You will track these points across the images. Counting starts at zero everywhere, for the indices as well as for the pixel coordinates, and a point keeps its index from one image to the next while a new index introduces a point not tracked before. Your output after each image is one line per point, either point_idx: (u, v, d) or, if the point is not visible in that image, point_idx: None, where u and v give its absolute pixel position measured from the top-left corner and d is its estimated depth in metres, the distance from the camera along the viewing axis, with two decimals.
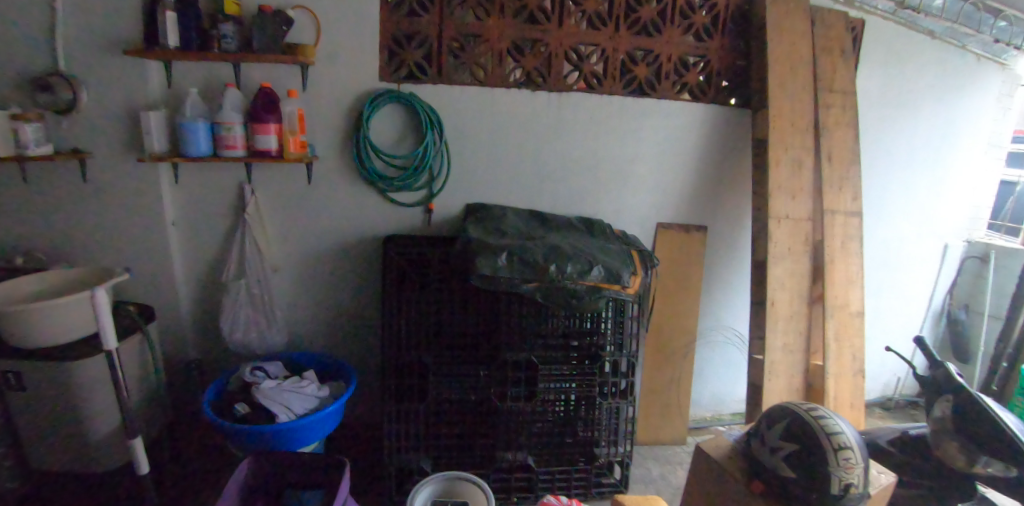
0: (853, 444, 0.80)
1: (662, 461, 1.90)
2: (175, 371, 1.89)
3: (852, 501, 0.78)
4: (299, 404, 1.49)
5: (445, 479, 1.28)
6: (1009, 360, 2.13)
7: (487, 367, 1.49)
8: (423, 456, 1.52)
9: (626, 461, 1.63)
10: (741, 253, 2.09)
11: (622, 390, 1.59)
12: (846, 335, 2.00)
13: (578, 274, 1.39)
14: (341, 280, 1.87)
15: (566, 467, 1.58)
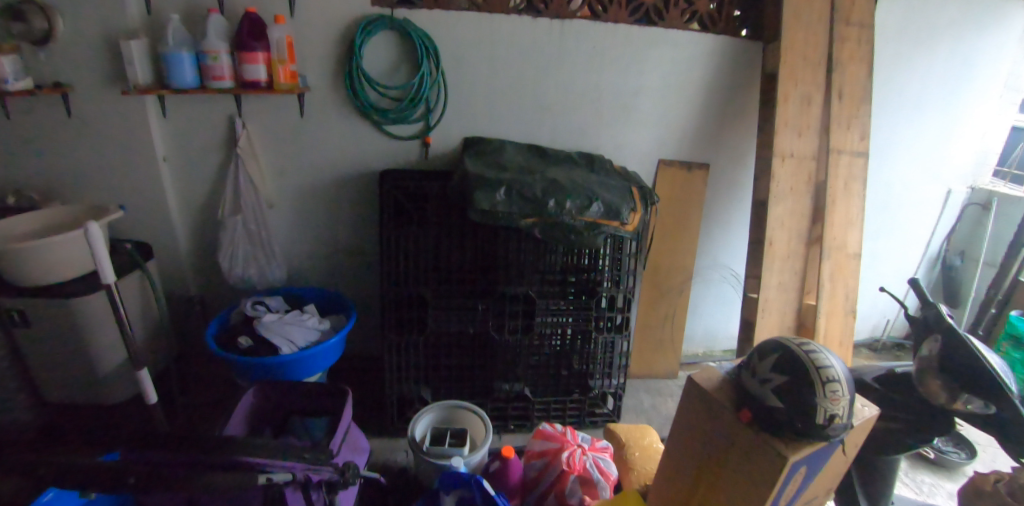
0: (840, 378, 0.82)
1: (654, 393, 1.97)
2: (178, 306, 1.91)
3: (836, 431, 0.81)
4: (302, 337, 1.53)
5: (445, 407, 1.33)
6: (997, 307, 2.15)
7: (486, 300, 1.51)
8: (423, 385, 1.57)
9: (619, 393, 1.68)
10: (743, 193, 2.06)
11: (617, 325, 1.61)
12: (841, 276, 2.02)
13: (578, 209, 1.38)
14: (338, 217, 1.86)
15: (561, 397, 1.64)
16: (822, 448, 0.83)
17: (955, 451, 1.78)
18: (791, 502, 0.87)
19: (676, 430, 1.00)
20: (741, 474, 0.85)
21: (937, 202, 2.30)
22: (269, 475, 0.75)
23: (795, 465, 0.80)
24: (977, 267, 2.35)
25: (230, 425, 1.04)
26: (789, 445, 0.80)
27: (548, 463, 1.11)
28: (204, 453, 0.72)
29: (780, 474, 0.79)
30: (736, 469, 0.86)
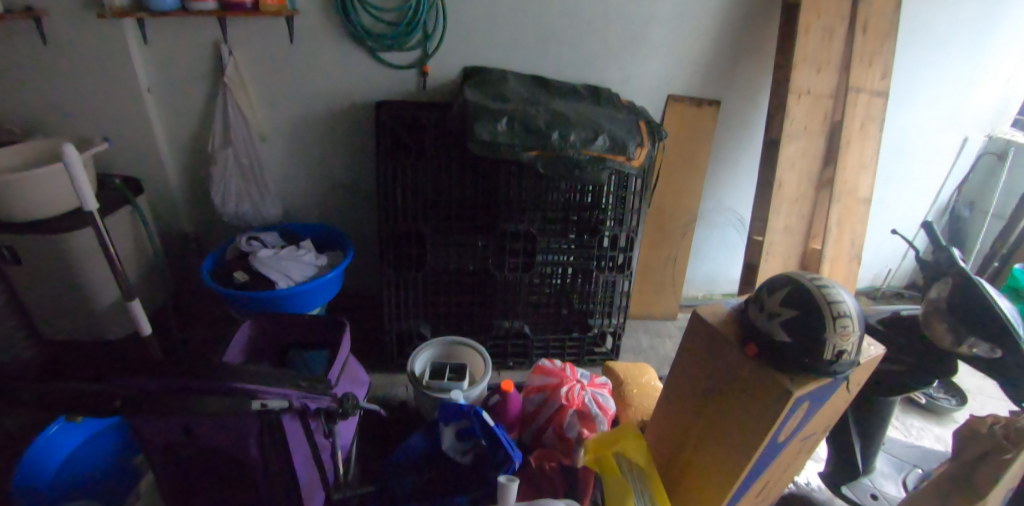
0: (851, 314, 0.79)
1: (654, 333, 1.98)
2: (173, 244, 1.88)
3: (842, 366, 0.79)
4: (298, 272, 1.51)
5: (444, 343, 1.32)
6: (1000, 261, 2.14)
7: (486, 238, 1.47)
8: (422, 322, 1.57)
9: (619, 332, 1.67)
10: (754, 132, 1.96)
11: (619, 265, 1.58)
12: (849, 221, 1.97)
13: (582, 143, 1.31)
14: (332, 152, 1.78)
15: (560, 335, 1.64)
16: (826, 384, 0.81)
17: (946, 399, 1.81)
18: (791, 437, 0.87)
19: (678, 365, 0.99)
20: (743, 408, 0.84)
21: (952, 151, 2.20)
22: (262, 400, 0.69)
23: (799, 400, 0.79)
24: (985, 218, 2.29)
25: (230, 353, 1.02)
26: (793, 380, 0.78)
27: (547, 397, 1.11)
28: (192, 380, 0.66)
29: (782, 408, 0.77)
30: (737, 405, 0.85)
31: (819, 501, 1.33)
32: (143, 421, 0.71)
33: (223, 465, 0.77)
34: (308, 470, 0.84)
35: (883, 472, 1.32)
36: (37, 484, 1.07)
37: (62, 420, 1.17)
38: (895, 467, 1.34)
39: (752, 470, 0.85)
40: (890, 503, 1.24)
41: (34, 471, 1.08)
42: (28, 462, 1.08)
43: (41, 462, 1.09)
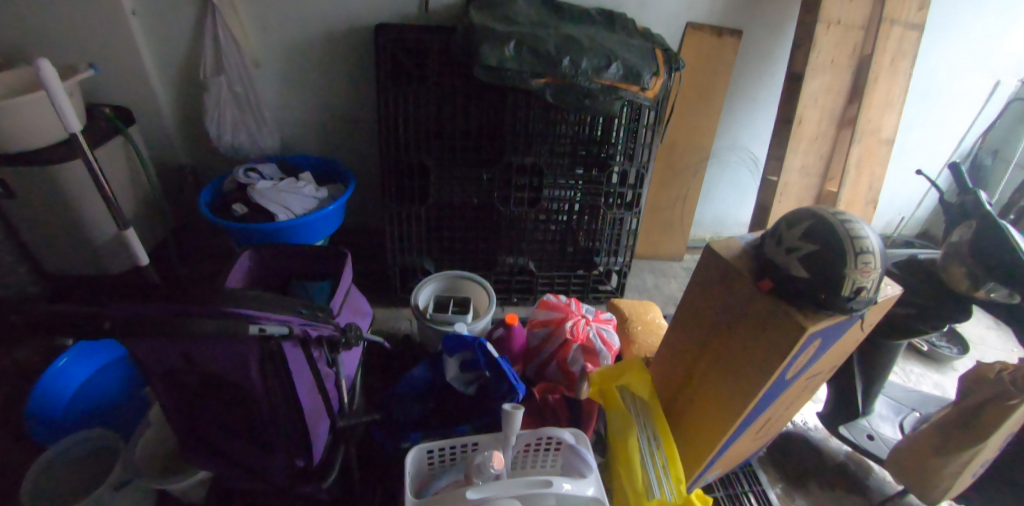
0: (874, 249, 0.75)
1: (658, 273, 1.97)
2: (169, 178, 1.82)
3: (858, 304, 0.77)
4: (298, 204, 1.47)
5: (448, 277, 1.31)
6: (1016, 214, 2.07)
7: (491, 171, 1.42)
8: (425, 257, 1.54)
9: (624, 271, 1.65)
10: (777, 66, 1.83)
11: (627, 202, 1.53)
12: (868, 163, 1.89)
13: (595, 69, 1.22)
14: (329, 81, 1.69)
15: (565, 272, 1.63)
16: (841, 322, 0.79)
17: (948, 346, 1.81)
18: (798, 373, 0.85)
19: (688, 301, 0.97)
20: (752, 344, 0.82)
21: (982, 95, 2.04)
22: (260, 325, 0.66)
23: (811, 337, 0.77)
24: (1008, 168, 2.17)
25: (231, 278, 0.98)
26: (808, 317, 0.75)
27: (552, 331, 1.11)
28: (186, 305, 0.64)
29: (794, 344, 0.75)
30: (745, 342, 0.83)
31: (815, 439, 1.36)
32: (142, 346, 0.70)
33: (227, 392, 0.77)
34: (312, 399, 0.83)
35: (882, 414, 1.34)
36: (50, 415, 1.16)
37: (72, 353, 1.22)
38: (893, 410, 1.36)
39: (757, 405, 0.85)
40: (886, 444, 1.26)
41: (47, 404, 1.16)
42: (40, 396, 1.15)
43: (53, 395, 1.17)
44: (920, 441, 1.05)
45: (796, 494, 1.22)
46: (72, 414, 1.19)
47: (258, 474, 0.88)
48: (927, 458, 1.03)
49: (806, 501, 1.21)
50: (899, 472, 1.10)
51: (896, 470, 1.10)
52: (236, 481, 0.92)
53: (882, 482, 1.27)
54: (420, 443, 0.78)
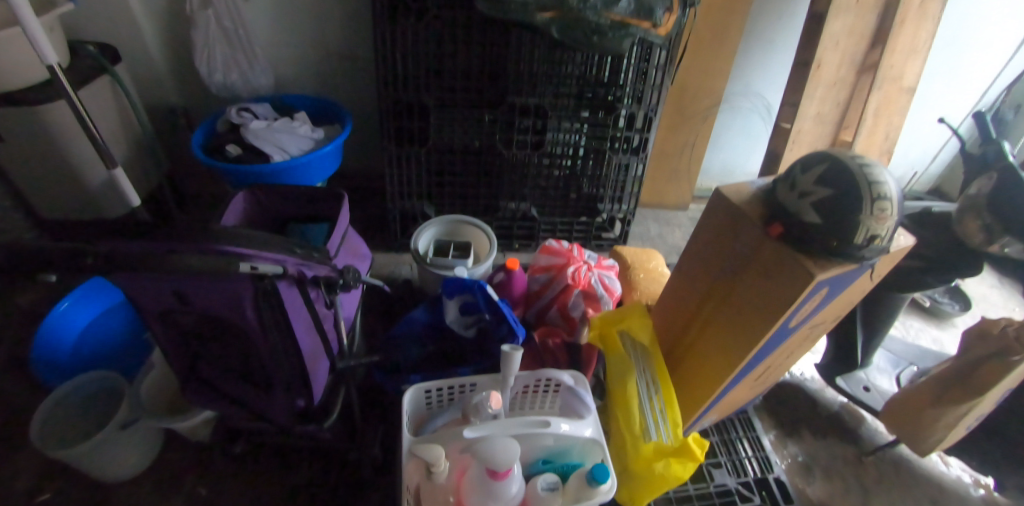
0: (891, 196, 0.72)
1: (663, 223, 1.93)
2: (161, 120, 1.76)
3: (870, 252, 0.74)
4: (294, 145, 1.43)
5: (448, 222, 1.28)
6: None
7: (494, 112, 1.36)
8: (426, 202, 1.51)
9: (628, 218, 1.61)
10: (798, 4, 1.70)
11: (634, 147, 1.47)
12: (886, 112, 1.80)
13: (605, 2, 1.11)
14: (323, 14, 1.59)
15: (568, 218, 1.60)
16: (850, 271, 0.76)
17: (949, 303, 1.81)
18: (802, 323, 0.84)
19: (695, 247, 0.94)
20: (758, 293, 0.80)
21: (1014, 42, 1.90)
22: (251, 263, 0.64)
23: (819, 285, 0.75)
24: None
25: (227, 217, 0.95)
26: (818, 264, 0.73)
27: (553, 277, 1.10)
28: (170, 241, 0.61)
29: (801, 292, 0.74)
30: (750, 289, 0.82)
31: (811, 389, 1.38)
32: (133, 284, 0.68)
33: (224, 331, 0.76)
34: (311, 339, 0.82)
35: (880, 366, 1.35)
36: (56, 359, 1.20)
37: (74, 296, 1.24)
38: (892, 363, 1.36)
39: (758, 353, 0.84)
40: (882, 396, 1.27)
41: (51, 349, 1.19)
42: (43, 339, 1.18)
43: (57, 338, 1.20)
44: (918, 394, 1.06)
45: (788, 441, 1.25)
46: (76, 356, 1.22)
47: (261, 414, 0.89)
48: (922, 410, 1.04)
49: (798, 448, 1.24)
50: (892, 423, 1.12)
51: (889, 421, 1.12)
52: (240, 419, 0.94)
53: (874, 432, 1.30)
54: (417, 383, 0.78)
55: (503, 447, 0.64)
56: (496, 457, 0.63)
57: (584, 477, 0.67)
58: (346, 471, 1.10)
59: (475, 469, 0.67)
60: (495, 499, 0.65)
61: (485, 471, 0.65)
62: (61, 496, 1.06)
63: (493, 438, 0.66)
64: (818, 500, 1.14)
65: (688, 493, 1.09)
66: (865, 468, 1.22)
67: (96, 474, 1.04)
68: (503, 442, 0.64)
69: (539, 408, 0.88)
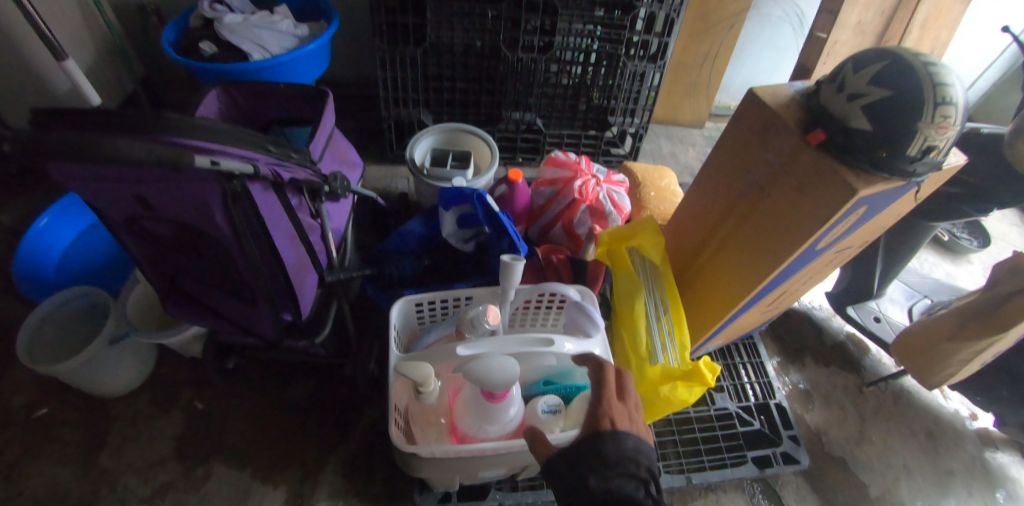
0: (958, 100, 0.61)
1: (675, 140, 1.80)
2: (127, 16, 1.57)
3: (921, 167, 0.65)
4: (276, 44, 1.28)
5: (447, 131, 1.18)
6: None
7: (498, 8, 1.20)
8: (423, 110, 1.39)
9: (640, 134, 1.48)
10: None
11: (651, 54, 1.31)
12: (934, 25, 1.62)
13: None
14: None
15: (576, 132, 1.48)
16: (894, 189, 0.68)
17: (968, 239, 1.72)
18: (829, 245, 0.77)
19: (716, 160, 0.85)
20: (786, 211, 0.72)
21: None
22: (213, 158, 0.54)
23: (859, 203, 0.67)
24: None
25: (203, 109, 0.86)
26: (861, 178, 0.64)
27: (558, 191, 1.02)
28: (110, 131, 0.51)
29: (838, 209, 0.66)
30: (777, 206, 0.74)
31: (818, 318, 1.34)
32: (86, 188, 0.60)
33: (197, 241, 0.68)
34: (297, 251, 0.76)
35: (892, 298, 1.30)
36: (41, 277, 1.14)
37: (53, 212, 1.15)
38: (905, 295, 1.31)
39: (778, 275, 0.78)
40: (892, 327, 1.23)
41: (34, 267, 1.13)
42: (25, 254, 1.11)
43: (37, 255, 1.13)
44: (934, 327, 1.01)
45: (791, 368, 1.23)
46: (64, 272, 1.17)
47: (248, 330, 0.84)
48: (937, 344, 1.00)
49: (800, 376, 1.22)
50: (902, 355, 1.09)
51: (899, 351, 1.09)
52: (228, 334, 0.89)
53: (877, 363, 1.27)
54: (407, 295, 0.73)
55: (500, 366, 0.59)
56: (493, 378, 0.58)
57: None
58: (342, 386, 1.08)
59: (471, 389, 0.64)
60: (491, 419, 0.63)
61: (481, 392, 0.61)
62: (59, 409, 1.05)
63: (488, 356, 0.61)
64: (816, 426, 1.14)
65: (688, 415, 1.09)
66: (865, 398, 1.21)
67: (91, 389, 1.02)
68: (500, 360, 0.59)
69: (540, 324, 0.83)
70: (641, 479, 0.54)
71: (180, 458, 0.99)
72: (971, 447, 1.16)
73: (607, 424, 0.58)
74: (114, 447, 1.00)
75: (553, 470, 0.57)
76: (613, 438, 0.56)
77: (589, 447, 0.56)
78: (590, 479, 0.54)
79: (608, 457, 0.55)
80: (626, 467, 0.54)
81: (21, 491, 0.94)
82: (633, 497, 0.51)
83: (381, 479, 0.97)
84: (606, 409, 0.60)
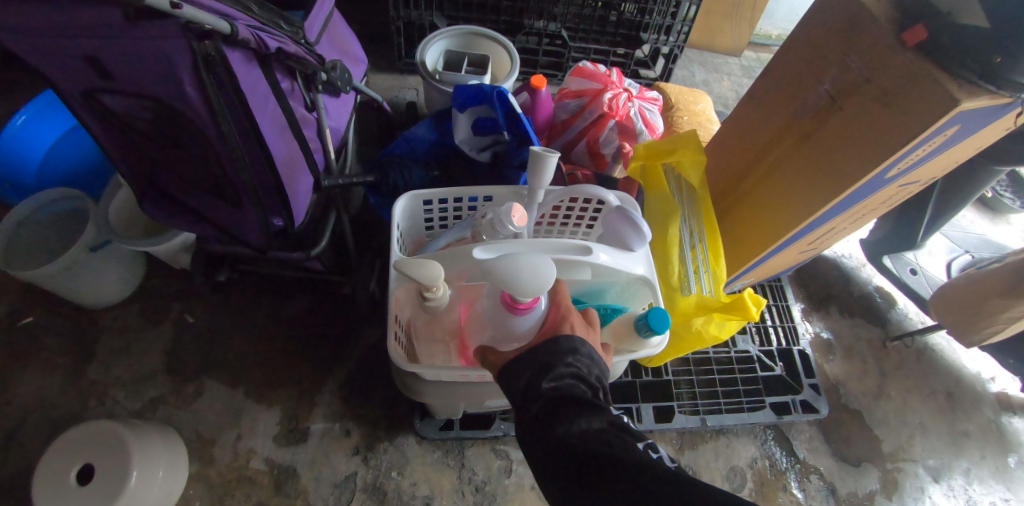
0: None
1: (710, 69, 1.64)
2: None
3: None
4: None
5: (463, 33, 1.04)
6: None
7: None
8: (435, 12, 1.24)
9: (674, 54, 1.32)
10: None
11: None
12: None
13: None
14: None
15: (604, 47, 1.33)
16: (994, 108, 0.57)
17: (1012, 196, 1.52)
18: (899, 176, 0.67)
19: (780, 66, 0.73)
20: (859, 129, 0.62)
21: None
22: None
23: (953, 121, 0.56)
24: None
25: None
26: (963, 88, 0.53)
27: (585, 104, 0.90)
28: None
29: (929, 127, 0.55)
30: (849, 121, 0.63)
31: (847, 267, 1.25)
32: (32, 45, 0.49)
33: (171, 123, 0.58)
34: (289, 146, 0.66)
35: (931, 250, 1.20)
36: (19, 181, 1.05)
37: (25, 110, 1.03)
38: (945, 249, 1.21)
39: (834, 206, 0.69)
40: (928, 281, 1.16)
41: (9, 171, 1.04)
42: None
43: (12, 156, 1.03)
44: (982, 282, 0.93)
45: (814, 316, 1.16)
46: (46, 177, 1.07)
47: (236, 237, 0.76)
48: (983, 300, 0.93)
49: (823, 324, 1.16)
50: (942, 310, 1.02)
51: (938, 305, 1.03)
52: (215, 243, 0.81)
53: (904, 317, 1.20)
54: (413, 191, 0.64)
55: (529, 266, 0.49)
56: (518, 277, 0.48)
57: (633, 323, 0.56)
58: (340, 308, 1.02)
59: (494, 294, 0.54)
60: (510, 334, 0.53)
61: (503, 298, 0.51)
62: (43, 317, 0.99)
63: (517, 255, 0.51)
64: (834, 377, 1.09)
65: (706, 356, 1.03)
66: (887, 352, 1.15)
67: (75, 298, 0.96)
68: (531, 258, 0.49)
69: (569, 233, 0.76)
70: (592, 386, 0.46)
71: (171, 372, 0.95)
72: (989, 410, 1.11)
73: (567, 328, 0.49)
74: (102, 358, 0.96)
75: (502, 371, 0.48)
76: (568, 340, 0.48)
77: (541, 348, 0.47)
78: (539, 385, 0.45)
79: (559, 360, 0.46)
80: (576, 371, 0.47)
81: (8, 398, 0.91)
82: (584, 399, 0.44)
83: (378, 405, 0.93)
84: (565, 316, 0.51)
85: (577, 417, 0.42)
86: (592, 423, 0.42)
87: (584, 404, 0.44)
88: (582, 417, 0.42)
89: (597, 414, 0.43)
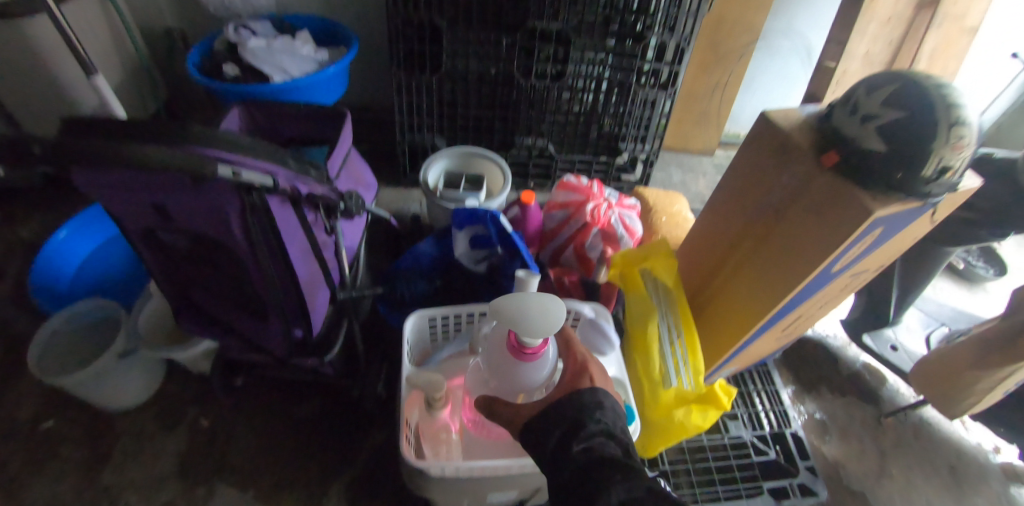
0: (973, 122, 0.61)
1: (686, 169, 1.81)
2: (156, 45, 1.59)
3: (937, 187, 0.64)
4: (297, 67, 1.26)
5: (460, 153, 1.20)
6: None
7: (512, 37, 1.22)
8: (437, 135, 1.42)
9: (650, 159, 1.48)
10: None
11: (662, 82, 1.32)
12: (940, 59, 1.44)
13: None
14: None
15: (588, 155, 1.49)
16: (910, 210, 0.67)
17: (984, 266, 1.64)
18: (845, 268, 0.76)
19: (732, 180, 0.85)
20: (801, 231, 0.72)
21: None
22: (235, 168, 0.55)
23: (875, 223, 0.66)
24: None
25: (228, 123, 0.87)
26: (876, 199, 0.64)
27: (570, 215, 1.02)
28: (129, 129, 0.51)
29: (854, 230, 0.65)
30: (792, 225, 0.74)
31: (833, 347, 1.31)
32: (112, 196, 0.61)
33: (214, 251, 0.69)
34: (309, 266, 0.76)
35: (909, 326, 1.27)
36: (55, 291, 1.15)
37: (70, 226, 1.15)
38: (922, 323, 1.28)
39: (794, 298, 0.77)
40: (909, 356, 1.21)
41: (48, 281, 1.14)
42: (40, 268, 1.11)
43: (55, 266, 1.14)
44: (955, 356, 0.99)
45: (806, 397, 1.20)
46: (79, 285, 1.17)
47: (257, 346, 0.84)
48: (959, 372, 0.98)
49: (815, 405, 1.19)
50: (923, 385, 1.06)
51: (918, 379, 1.07)
52: (238, 351, 0.89)
53: (895, 393, 1.24)
54: (420, 310, 0.74)
55: (539, 305, 0.57)
56: (530, 314, 0.56)
57: None
58: (350, 408, 1.07)
59: (500, 339, 0.61)
60: (526, 373, 0.60)
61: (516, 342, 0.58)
62: (65, 426, 1.03)
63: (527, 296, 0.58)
64: (833, 458, 1.10)
65: (701, 443, 1.07)
66: (883, 430, 1.17)
67: (99, 403, 1.01)
68: (541, 299, 0.57)
69: None
70: (620, 444, 0.50)
71: (183, 477, 0.98)
72: (996, 484, 1.11)
73: (586, 381, 0.58)
74: (116, 464, 0.99)
75: (532, 431, 0.55)
76: (592, 394, 0.56)
77: (569, 403, 0.55)
78: (572, 446, 0.50)
79: (589, 419, 0.53)
80: (605, 428, 0.52)
81: None
82: (617, 463, 0.46)
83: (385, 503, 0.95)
84: (585, 369, 0.60)
85: (613, 485, 0.44)
86: (629, 492, 0.44)
87: (618, 469, 0.46)
88: (620, 484, 0.44)
89: (636, 481, 0.45)
